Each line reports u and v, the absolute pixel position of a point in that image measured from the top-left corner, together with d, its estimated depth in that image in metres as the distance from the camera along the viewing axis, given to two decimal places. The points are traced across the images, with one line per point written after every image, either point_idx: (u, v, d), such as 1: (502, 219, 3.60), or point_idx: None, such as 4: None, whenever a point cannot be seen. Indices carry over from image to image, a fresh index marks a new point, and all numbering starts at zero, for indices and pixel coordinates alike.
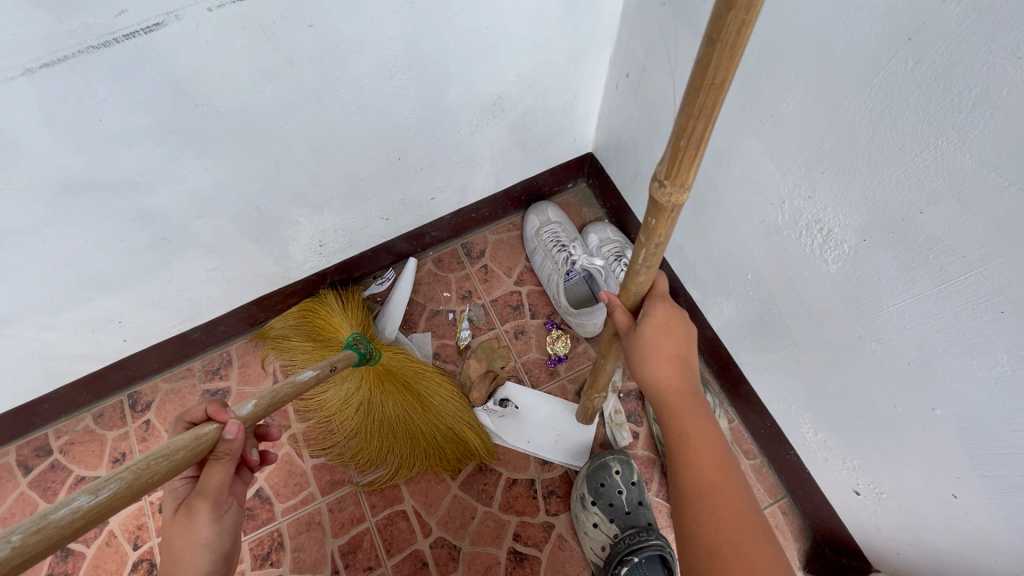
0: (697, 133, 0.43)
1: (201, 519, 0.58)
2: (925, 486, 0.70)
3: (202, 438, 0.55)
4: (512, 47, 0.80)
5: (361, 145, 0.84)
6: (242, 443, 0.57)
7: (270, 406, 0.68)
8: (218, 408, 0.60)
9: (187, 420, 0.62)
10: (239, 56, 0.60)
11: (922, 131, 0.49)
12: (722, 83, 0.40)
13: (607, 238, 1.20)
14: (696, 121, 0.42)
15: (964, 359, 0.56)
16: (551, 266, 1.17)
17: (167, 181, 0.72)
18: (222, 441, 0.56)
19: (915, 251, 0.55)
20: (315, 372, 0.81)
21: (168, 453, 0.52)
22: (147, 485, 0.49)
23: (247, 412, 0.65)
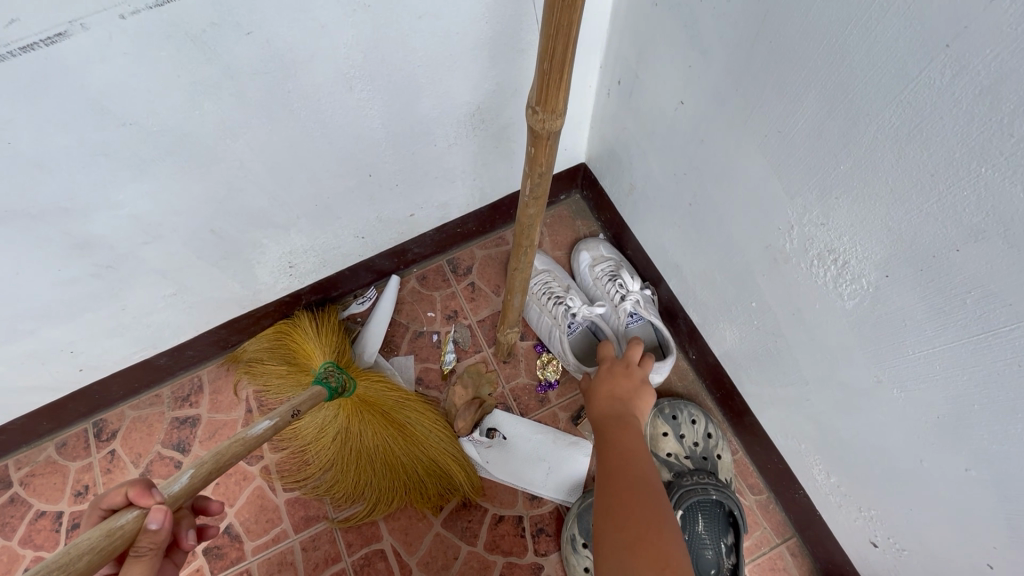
0: (559, 55, 0.50)
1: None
2: (954, 548, 0.61)
3: (116, 535, 0.49)
4: (489, 54, 0.73)
5: (325, 162, 0.76)
6: (168, 530, 0.52)
7: (212, 472, 0.62)
8: (139, 491, 0.55)
9: (103, 508, 0.55)
10: (168, 69, 0.53)
11: (962, 156, 0.41)
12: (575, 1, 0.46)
13: (599, 256, 1.12)
14: (557, 40, 0.48)
15: (1006, 420, 0.48)
16: (549, 321, 1.06)
17: (103, 207, 0.65)
18: (142, 534, 0.51)
19: (949, 293, 0.47)
20: (271, 422, 0.74)
21: (67, 563, 0.46)
22: None
23: (179, 487, 0.58)
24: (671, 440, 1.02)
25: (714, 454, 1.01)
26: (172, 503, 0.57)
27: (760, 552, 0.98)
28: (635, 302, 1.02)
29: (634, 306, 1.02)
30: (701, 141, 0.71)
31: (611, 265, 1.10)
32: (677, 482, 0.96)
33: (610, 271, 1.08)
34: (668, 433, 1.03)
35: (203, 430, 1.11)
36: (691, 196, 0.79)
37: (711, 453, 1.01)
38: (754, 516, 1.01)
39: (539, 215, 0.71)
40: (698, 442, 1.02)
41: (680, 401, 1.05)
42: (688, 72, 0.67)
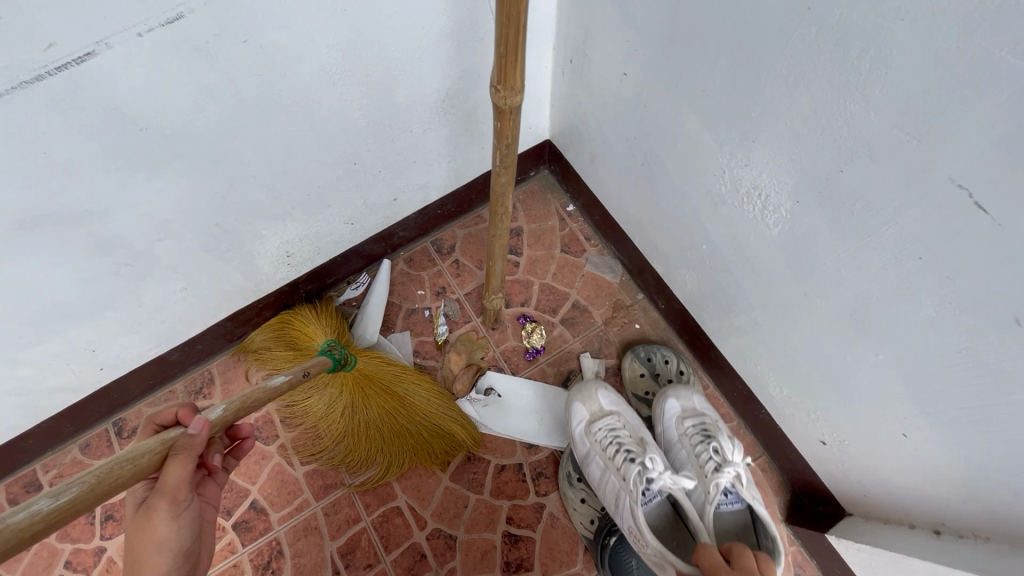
0: (512, 40, 0.59)
1: (159, 515, 0.60)
2: (878, 428, 0.73)
3: (166, 439, 0.60)
4: (453, 43, 0.82)
5: (315, 153, 0.85)
6: (205, 437, 0.62)
7: (240, 411, 0.71)
8: (188, 412, 0.68)
9: (160, 421, 0.69)
10: (177, 77, 0.61)
11: (832, 95, 0.52)
12: None
13: (692, 408, 1.02)
14: (508, 29, 0.58)
15: (895, 306, 0.59)
16: (620, 485, 0.94)
17: (121, 207, 0.72)
18: (184, 437, 0.61)
19: (842, 207, 0.58)
20: (287, 377, 0.83)
21: (133, 457, 0.57)
22: (110, 488, 0.54)
23: (216, 416, 0.69)
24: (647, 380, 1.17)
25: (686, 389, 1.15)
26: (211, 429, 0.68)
27: None
28: (732, 478, 0.86)
29: (729, 481, 0.87)
30: (645, 107, 0.82)
31: (704, 423, 0.98)
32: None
33: (703, 433, 0.96)
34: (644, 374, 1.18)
35: None
36: (643, 157, 0.90)
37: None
38: None
39: (511, 181, 0.80)
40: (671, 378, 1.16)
41: (653, 345, 1.19)
42: (627, 47, 0.77)
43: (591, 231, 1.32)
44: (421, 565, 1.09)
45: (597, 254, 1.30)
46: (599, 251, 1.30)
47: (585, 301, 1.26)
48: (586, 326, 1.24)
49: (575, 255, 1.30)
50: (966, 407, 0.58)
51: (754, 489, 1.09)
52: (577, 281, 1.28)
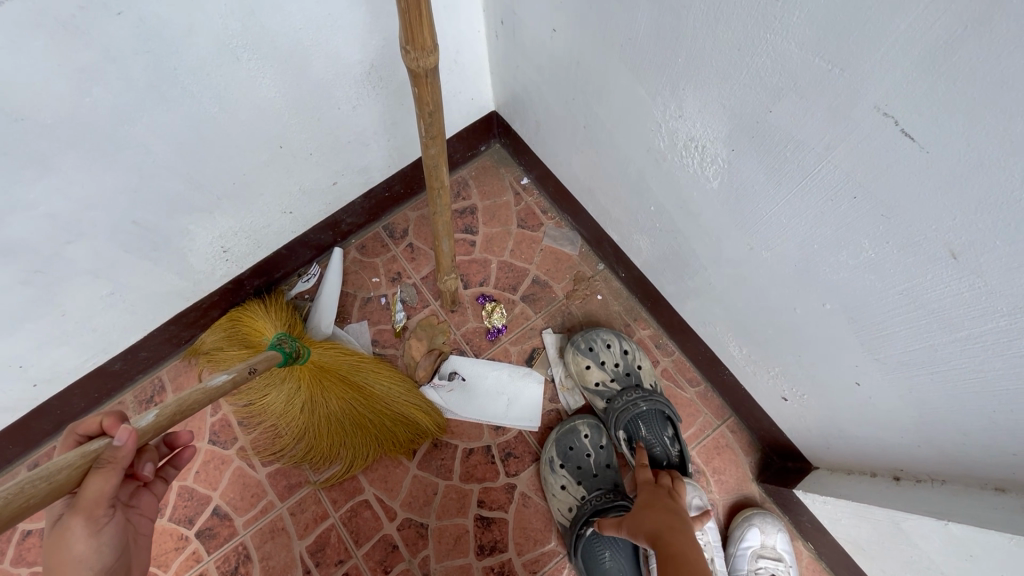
0: None
1: (75, 533, 0.57)
2: (834, 380, 0.71)
3: (89, 452, 0.54)
4: (369, 9, 0.76)
5: (232, 137, 0.79)
6: (133, 448, 0.56)
7: (176, 415, 0.65)
8: (113, 422, 0.62)
9: (81, 433, 0.63)
10: (46, 59, 0.55)
11: (753, 29, 0.48)
12: None
13: (773, 549, 1.00)
14: None
15: (835, 251, 0.56)
16: None
17: (14, 208, 0.67)
18: (108, 449, 0.55)
19: (775, 149, 0.55)
20: (230, 376, 0.77)
21: (48, 474, 0.51)
22: (20, 510, 0.48)
23: (146, 424, 0.62)
24: (595, 369, 1.10)
25: (635, 367, 1.11)
26: (141, 437, 0.61)
27: (705, 435, 1.10)
28: None
29: None
30: (578, 64, 0.77)
31: (777, 570, 0.98)
32: (611, 407, 1.07)
33: None
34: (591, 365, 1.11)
35: None
36: (583, 119, 0.86)
37: (632, 367, 1.11)
38: (696, 405, 1.12)
39: (441, 152, 0.75)
40: (618, 362, 1.11)
41: (592, 333, 1.12)
42: (553, 2, 0.73)
43: (548, 203, 1.28)
44: (393, 556, 1.06)
45: (555, 227, 1.26)
46: (556, 223, 1.27)
47: (545, 275, 1.23)
48: (548, 301, 1.21)
49: (532, 230, 1.26)
50: (912, 348, 0.56)
51: (725, 451, 1.09)
52: (536, 256, 1.25)
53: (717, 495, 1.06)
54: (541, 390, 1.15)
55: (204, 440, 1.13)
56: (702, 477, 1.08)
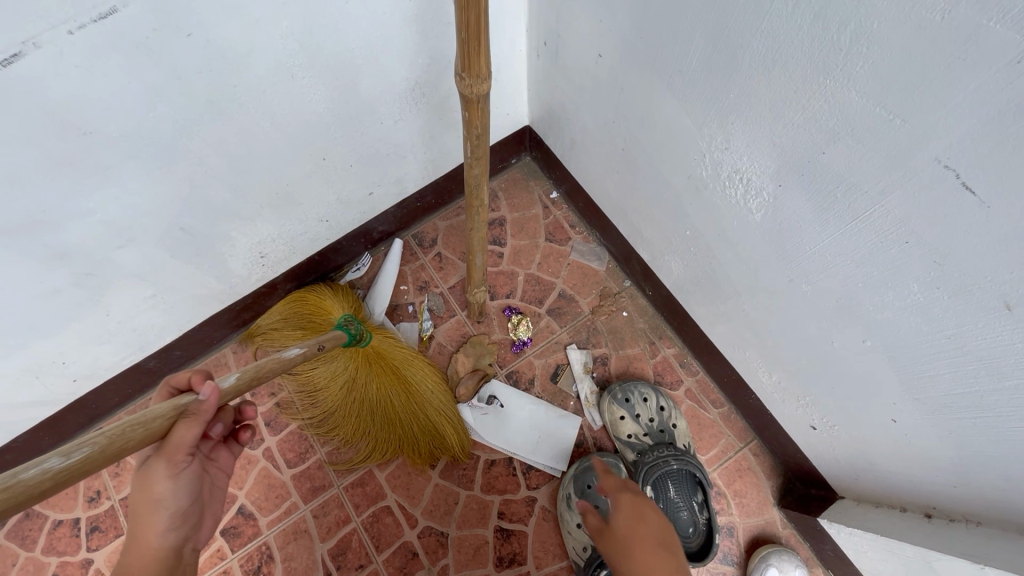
0: (473, 23, 0.56)
1: (159, 475, 0.58)
2: (869, 414, 0.71)
3: (178, 405, 0.57)
4: (419, 30, 0.77)
5: (279, 149, 0.81)
6: (216, 403, 0.59)
7: (254, 380, 0.68)
8: (200, 378, 0.63)
9: (173, 385, 0.64)
10: (118, 77, 0.57)
11: (812, 74, 0.49)
12: None
13: None
14: (469, 11, 0.54)
15: (881, 291, 0.57)
16: None
17: (73, 215, 0.69)
18: (195, 402, 0.58)
19: (825, 189, 0.55)
20: (301, 350, 0.79)
21: (144, 422, 0.53)
22: (120, 451, 0.51)
23: (230, 384, 0.64)
24: (629, 422, 1.11)
25: (669, 424, 1.10)
26: (224, 397, 0.63)
27: (727, 457, 1.10)
28: None
29: None
30: (622, 89, 0.78)
31: None
32: (642, 460, 1.06)
33: None
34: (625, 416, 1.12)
35: None
36: (622, 142, 0.87)
37: (667, 424, 1.10)
38: (719, 427, 1.13)
39: (484, 172, 0.77)
40: (653, 417, 1.11)
41: (630, 384, 1.13)
42: (602, 30, 0.74)
43: (576, 217, 1.29)
44: (413, 563, 1.08)
45: (583, 242, 1.27)
46: (584, 238, 1.28)
47: (572, 290, 1.24)
48: (574, 316, 1.22)
49: (559, 243, 1.27)
50: (956, 392, 0.57)
51: (747, 473, 1.09)
52: (563, 270, 1.25)
53: (737, 518, 1.07)
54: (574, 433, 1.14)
55: None
56: (723, 499, 1.08)
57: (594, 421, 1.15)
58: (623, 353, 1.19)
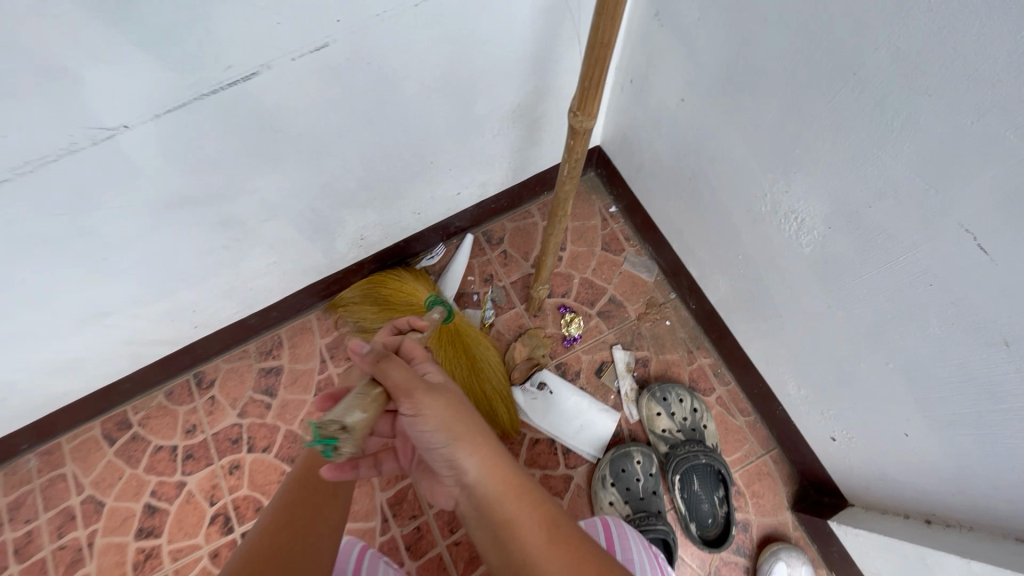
0: (597, 75, 0.70)
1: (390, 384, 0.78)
2: (885, 429, 0.83)
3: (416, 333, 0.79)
4: (531, 64, 0.92)
5: (401, 152, 0.96)
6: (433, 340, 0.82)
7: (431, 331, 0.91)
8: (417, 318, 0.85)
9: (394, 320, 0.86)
10: (312, 91, 0.73)
11: (868, 145, 0.62)
12: (608, 41, 0.66)
13: None
14: (595, 65, 0.69)
15: (906, 322, 0.69)
16: None
17: (245, 192, 0.85)
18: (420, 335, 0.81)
19: (867, 235, 0.68)
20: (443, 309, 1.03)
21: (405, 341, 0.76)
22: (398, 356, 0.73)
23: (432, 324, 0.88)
24: (664, 419, 1.24)
25: (700, 425, 1.23)
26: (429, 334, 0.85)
27: (749, 461, 1.22)
28: None
29: None
30: (697, 129, 0.92)
31: None
32: (673, 453, 1.20)
33: None
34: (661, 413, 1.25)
35: (288, 379, 1.35)
36: (689, 173, 1.01)
37: (698, 424, 1.23)
38: (744, 434, 1.25)
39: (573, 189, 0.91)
40: (686, 417, 1.23)
41: (668, 385, 1.26)
42: (688, 79, 0.87)
43: (631, 232, 1.42)
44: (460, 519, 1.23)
45: (635, 254, 1.40)
46: (637, 251, 1.41)
47: (621, 296, 1.37)
48: (621, 319, 1.35)
49: (614, 253, 1.41)
50: (960, 412, 0.69)
51: (766, 477, 1.21)
52: (614, 278, 1.39)
53: (753, 516, 1.19)
54: (613, 425, 1.26)
55: (311, 394, 1.34)
56: (742, 497, 1.20)
57: (631, 415, 1.29)
58: (662, 357, 1.32)
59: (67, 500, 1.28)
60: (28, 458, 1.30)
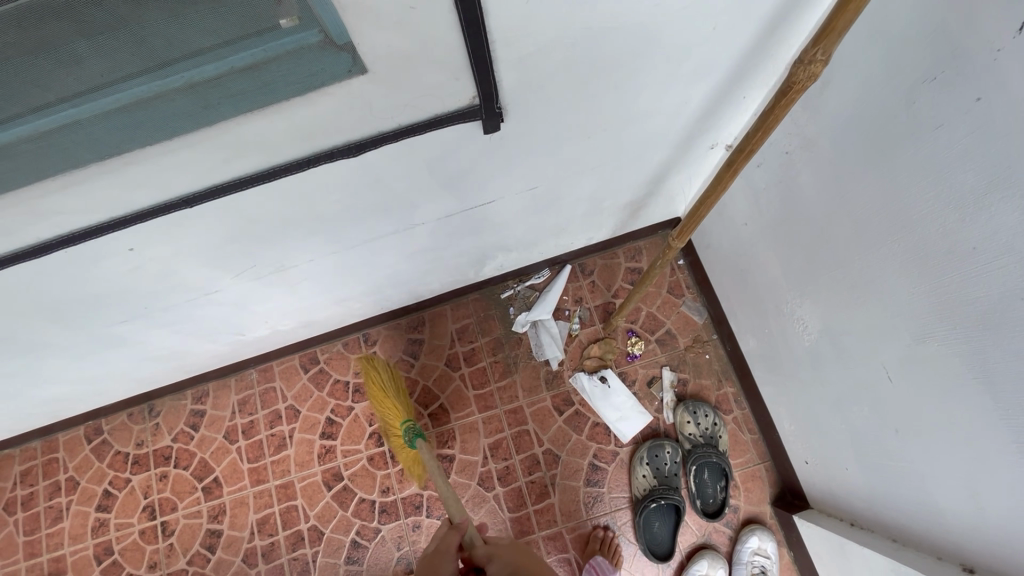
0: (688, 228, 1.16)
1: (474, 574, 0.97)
2: (838, 461, 1.30)
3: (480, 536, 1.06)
4: (647, 182, 1.37)
5: (549, 224, 1.45)
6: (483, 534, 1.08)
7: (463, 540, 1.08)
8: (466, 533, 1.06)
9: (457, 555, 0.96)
10: (518, 202, 1.22)
11: (840, 304, 1.07)
12: (699, 215, 1.11)
13: (765, 549, 1.62)
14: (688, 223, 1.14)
15: (853, 403, 1.15)
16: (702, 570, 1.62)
17: (455, 245, 1.36)
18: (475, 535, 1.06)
19: (838, 349, 1.13)
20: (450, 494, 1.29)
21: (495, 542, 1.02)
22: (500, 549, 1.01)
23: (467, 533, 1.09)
24: (692, 425, 1.72)
25: (717, 435, 1.71)
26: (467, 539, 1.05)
27: (747, 466, 1.70)
28: None
29: None
30: (750, 243, 1.35)
31: (766, 564, 1.61)
32: (694, 450, 1.68)
33: (763, 569, 1.61)
34: (690, 421, 1.73)
35: (426, 348, 1.89)
36: (741, 266, 1.45)
37: (716, 434, 1.71)
38: (748, 446, 1.72)
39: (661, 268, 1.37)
40: (708, 427, 1.72)
41: (699, 403, 1.74)
42: (748, 215, 1.31)
43: (692, 282, 1.86)
44: (536, 466, 1.77)
45: (692, 300, 1.85)
46: (693, 297, 1.85)
47: (676, 330, 1.84)
48: (672, 347, 1.82)
49: (675, 296, 1.86)
50: (875, 461, 1.15)
51: (757, 480, 1.69)
52: (673, 315, 1.85)
53: (743, 504, 1.68)
54: (645, 422, 1.76)
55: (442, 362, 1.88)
56: (737, 488, 1.69)
57: (667, 416, 1.77)
58: (698, 381, 1.79)
59: (276, 404, 1.89)
60: (252, 373, 1.92)
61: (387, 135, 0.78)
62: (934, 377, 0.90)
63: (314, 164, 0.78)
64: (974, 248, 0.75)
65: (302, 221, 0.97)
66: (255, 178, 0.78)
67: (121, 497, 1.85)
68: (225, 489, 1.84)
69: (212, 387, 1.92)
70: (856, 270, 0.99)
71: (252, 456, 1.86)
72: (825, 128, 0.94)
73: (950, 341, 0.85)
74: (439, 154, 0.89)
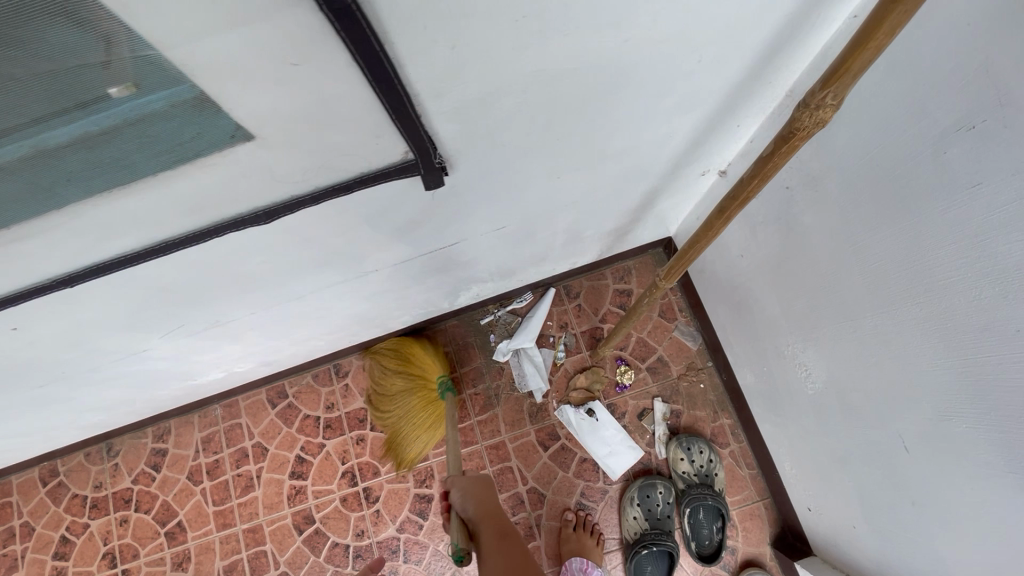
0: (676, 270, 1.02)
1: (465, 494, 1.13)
2: (845, 517, 1.18)
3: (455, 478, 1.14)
4: (632, 211, 1.23)
5: (525, 256, 1.31)
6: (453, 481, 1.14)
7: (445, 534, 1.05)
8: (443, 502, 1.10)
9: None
10: (485, 242, 1.08)
11: (848, 360, 0.94)
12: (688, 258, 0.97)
13: None
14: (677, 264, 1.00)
15: (862, 464, 1.03)
16: None
17: (420, 284, 1.23)
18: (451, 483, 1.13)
19: (846, 407, 1.00)
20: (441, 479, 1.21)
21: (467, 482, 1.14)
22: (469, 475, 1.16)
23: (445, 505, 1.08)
24: (685, 462, 1.61)
25: (713, 472, 1.60)
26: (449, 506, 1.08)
27: (745, 505, 1.59)
28: None
29: None
30: (746, 278, 1.22)
31: None
32: (687, 490, 1.58)
33: None
34: (684, 457, 1.61)
35: None
36: (737, 299, 1.32)
37: (710, 471, 1.60)
38: (745, 482, 1.61)
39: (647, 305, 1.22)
40: (703, 464, 1.60)
41: (693, 438, 1.62)
42: (745, 248, 1.18)
43: (685, 305, 1.73)
44: (520, 506, 1.64)
45: (685, 324, 1.72)
46: (686, 321, 1.72)
47: (668, 357, 1.71)
48: (664, 375, 1.70)
49: (668, 320, 1.73)
50: (886, 527, 1.03)
51: (756, 519, 1.58)
52: (665, 341, 1.72)
53: (740, 545, 1.57)
54: (636, 458, 1.64)
55: None
56: (735, 529, 1.58)
57: (659, 451, 1.65)
58: (692, 412, 1.67)
59: (242, 442, 1.77)
60: (216, 408, 1.80)
61: (303, 199, 0.64)
62: (960, 458, 0.78)
63: (215, 234, 0.64)
64: (1017, 330, 0.62)
65: (227, 282, 0.84)
66: (141, 254, 0.63)
67: (80, 543, 1.74)
68: (190, 534, 1.72)
69: (175, 424, 1.80)
70: (868, 329, 0.86)
71: (218, 498, 1.74)
72: (833, 167, 0.80)
73: (980, 425, 0.72)
74: (378, 209, 0.75)
